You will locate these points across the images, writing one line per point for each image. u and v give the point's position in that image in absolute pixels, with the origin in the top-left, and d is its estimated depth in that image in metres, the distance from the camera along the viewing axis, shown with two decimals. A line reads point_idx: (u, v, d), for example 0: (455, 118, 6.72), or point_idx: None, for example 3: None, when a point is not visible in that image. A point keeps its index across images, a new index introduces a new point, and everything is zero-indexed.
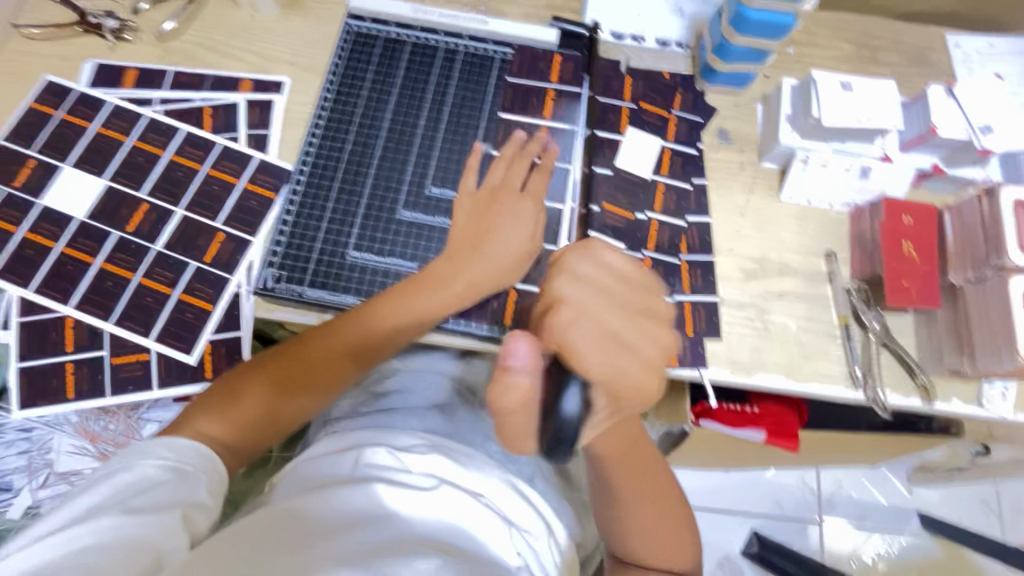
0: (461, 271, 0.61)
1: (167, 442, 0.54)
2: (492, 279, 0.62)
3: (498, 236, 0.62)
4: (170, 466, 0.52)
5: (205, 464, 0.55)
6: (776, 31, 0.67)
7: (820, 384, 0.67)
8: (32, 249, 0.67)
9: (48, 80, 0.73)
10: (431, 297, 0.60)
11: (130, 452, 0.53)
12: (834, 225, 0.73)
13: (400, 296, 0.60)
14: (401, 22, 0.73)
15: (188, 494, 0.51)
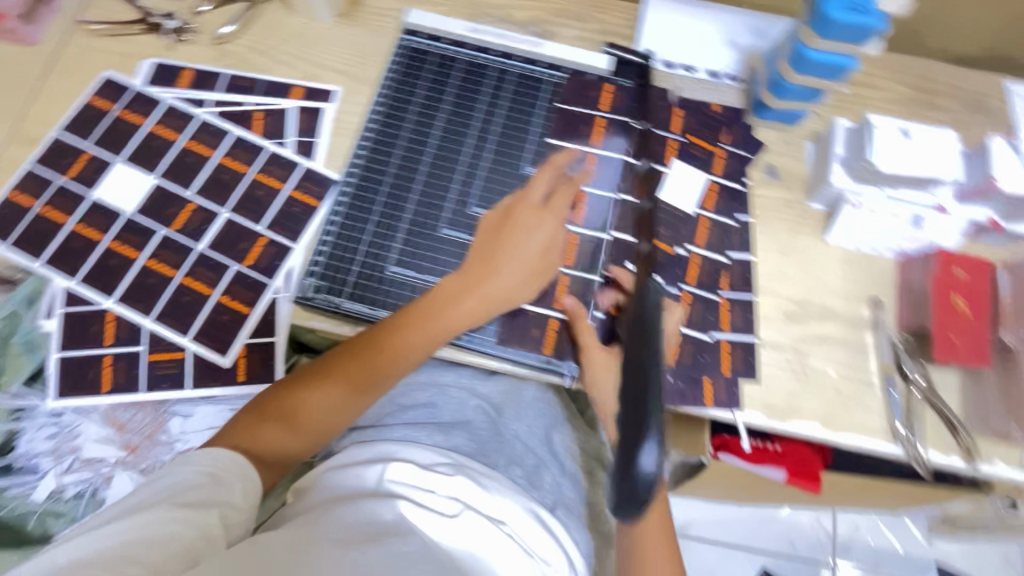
0: (481, 284, 0.60)
1: (206, 452, 0.55)
2: (513, 292, 0.61)
3: (519, 250, 0.61)
4: (207, 472, 0.53)
5: (240, 473, 0.54)
6: (835, 72, 0.65)
7: (859, 436, 0.65)
8: (81, 241, 0.68)
9: (108, 76, 0.75)
10: (452, 309, 0.60)
11: (174, 460, 0.54)
12: (881, 271, 0.71)
13: (420, 310, 0.60)
14: (455, 40, 0.74)
15: (223, 500, 0.51)
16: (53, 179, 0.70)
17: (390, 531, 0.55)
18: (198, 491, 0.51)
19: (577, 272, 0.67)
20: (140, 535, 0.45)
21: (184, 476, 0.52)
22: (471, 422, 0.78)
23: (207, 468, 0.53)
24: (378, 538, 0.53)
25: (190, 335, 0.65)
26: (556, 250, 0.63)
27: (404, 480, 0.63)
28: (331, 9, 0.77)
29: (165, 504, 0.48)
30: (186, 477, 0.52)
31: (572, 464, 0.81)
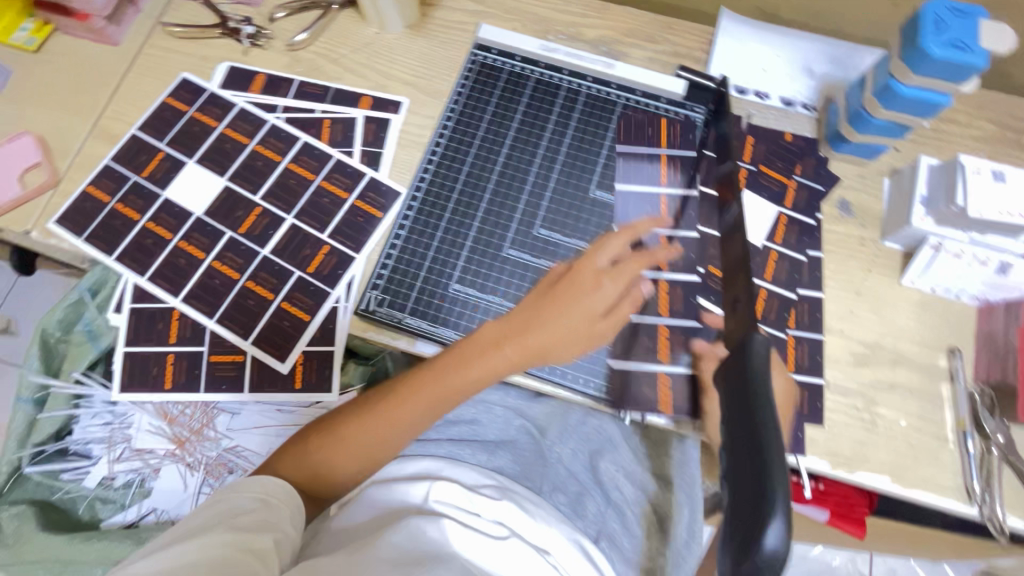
0: (520, 337, 0.53)
1: (258, 479, 0.56)
2: (553, 352, 0.53)
3: (568, 309, 0.53)
4: (259, 498, 0.54)
5: (288, 501, 0.56)
6: (925, 109, 0.62)
7: (929, 492, 0.62)
8: (151, 239, 0.70)
9: (184, 77, 0.77)
10: (488, 362, 0.54)
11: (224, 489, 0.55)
12: (959, 319, 0.67)
13: (457, 357, 0.55)
14: (527, 57, 0.74)
15: (276, 526, 0.52)
16: (128, 176, 0.72)
17: (431, 555, 0.54)
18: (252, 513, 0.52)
19: (678, 321, 0.65)
20: (196, 555, 0.45)
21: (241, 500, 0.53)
22: (515, 441, 0.78)
23: (263, 493, 0.55)
24: (419, 561, 0.52)
25: (251, 338, 0.66)
26: (615, 317, 0.54)
27: (450, 501, 0.62)
28: (404, 20, 0.77)
29: (219, 527, 0.49)
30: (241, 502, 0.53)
31: (619, 496, 0.76)
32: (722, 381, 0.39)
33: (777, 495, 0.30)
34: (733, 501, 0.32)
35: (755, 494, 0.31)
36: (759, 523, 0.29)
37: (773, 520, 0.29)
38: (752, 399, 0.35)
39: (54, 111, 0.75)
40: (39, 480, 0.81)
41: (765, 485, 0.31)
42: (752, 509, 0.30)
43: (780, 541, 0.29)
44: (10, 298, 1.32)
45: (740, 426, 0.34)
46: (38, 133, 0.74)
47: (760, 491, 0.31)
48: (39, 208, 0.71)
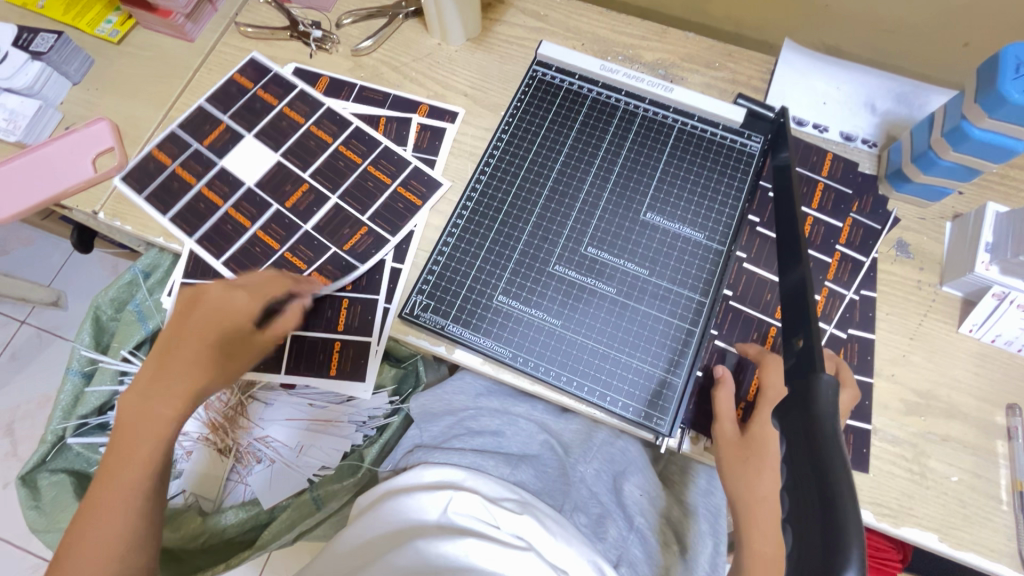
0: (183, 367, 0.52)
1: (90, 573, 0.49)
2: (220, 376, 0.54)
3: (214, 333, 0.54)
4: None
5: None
6: (1000, 155, 0.60)
7: (979, 554, 0.58)
8: (204, 204, 0.72)
9: (252, 56, 0.79)
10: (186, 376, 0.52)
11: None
12: (1019, 375, 0.64)
13: (121, 418, 0.53)
14: (585, 76, 0.75)
15: None
16: (191, 143, 0.75)
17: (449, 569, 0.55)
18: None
19: (744, 307, 0.65)
20: None
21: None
22: (539, 457, 0.79)
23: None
24: None
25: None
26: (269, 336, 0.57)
27: (469, 512, 0.64)
28: (466, 33, 0.79)
29: None
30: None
31: (643, 521, 0.75)
32: (786, 426, 0.39)
33: (850, 541, 0.29)
34: (801, 548, 0.31)
35: (826, 541, 0.29)
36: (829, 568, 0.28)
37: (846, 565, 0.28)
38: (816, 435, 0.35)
39: (130, 100, 0.79)
40: (78, 450, 0.84)
41: (838, 529, 0.29)
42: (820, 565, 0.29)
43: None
44: (61, 275, 1.39)
45: (807, 471, 0.34)
46: (113, 120, 0.78)
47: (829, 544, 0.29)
48: (106, 190, 0.75)
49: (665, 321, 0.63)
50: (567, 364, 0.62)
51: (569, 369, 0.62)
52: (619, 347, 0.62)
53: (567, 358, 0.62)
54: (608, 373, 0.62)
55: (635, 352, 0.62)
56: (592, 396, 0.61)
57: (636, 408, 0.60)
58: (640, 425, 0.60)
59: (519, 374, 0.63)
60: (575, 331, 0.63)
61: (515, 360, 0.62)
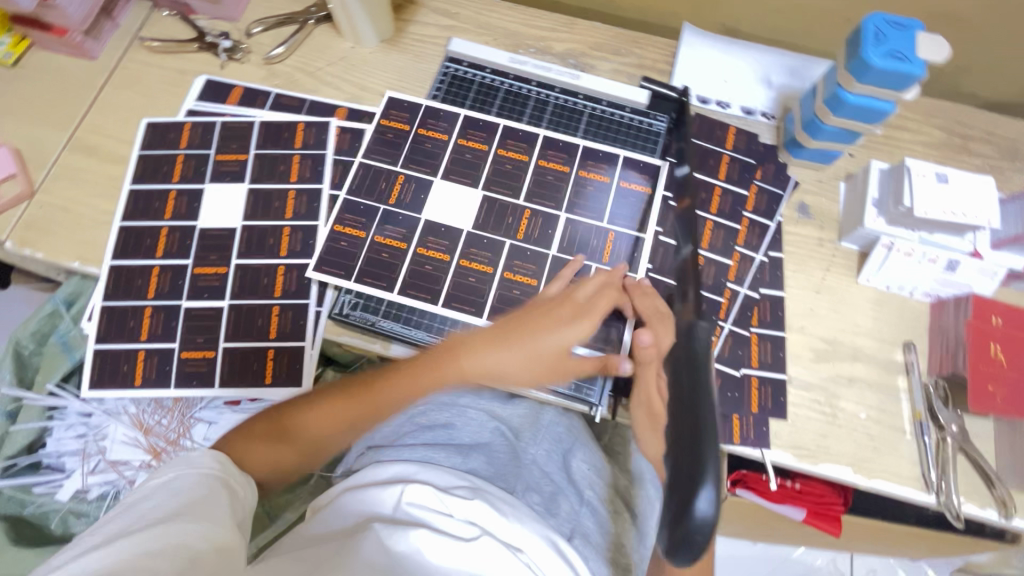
0: (487, 354, 0.59)
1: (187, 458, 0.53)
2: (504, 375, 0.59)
3: (538, 342, 0.58)
4: (216, 477, 0.53)
5: (239, 481, 0.55)
6: (873, 115, 0.66)
7: (889, 481, 0.64)
8: (166, 286, 0.69)
9: (149, 123, 0.76)
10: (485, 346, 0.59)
11: (176, 462, 0.53)
12: (913, 315, 0.71)
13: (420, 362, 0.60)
14: (496, 69, 0.78)
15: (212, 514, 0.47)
16: (144, 262, 0.70)
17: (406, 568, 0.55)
18: (200, 489, 0.50)
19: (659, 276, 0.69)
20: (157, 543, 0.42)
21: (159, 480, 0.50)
22: (490, 445, 0.79)
23: (196, 469, 0.52)
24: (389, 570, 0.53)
25: (232, 302, 0.68)
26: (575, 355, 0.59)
27: (422, 503, 0.64)
28: (378, 34, 0.80)
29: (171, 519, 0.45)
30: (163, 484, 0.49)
31: (592, 493, 0.79)
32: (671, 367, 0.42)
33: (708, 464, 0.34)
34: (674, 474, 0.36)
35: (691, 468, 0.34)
36: (692, 493, 0.34)
37: (704, 486, 0.34)
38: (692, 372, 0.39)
39: (31, 122, 0.76)
40: (10, 494, 0.81)
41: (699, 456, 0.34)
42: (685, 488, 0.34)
43: (710, 505, 0.34)
44: None
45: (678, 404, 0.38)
46: (13, 145, 0.75)
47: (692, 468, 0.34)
48: (15, 217, 0.72)
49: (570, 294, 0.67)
50: None
51: None
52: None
53: None
54: None
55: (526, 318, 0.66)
56: None
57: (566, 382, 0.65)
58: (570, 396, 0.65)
59: None
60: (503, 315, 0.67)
61: None
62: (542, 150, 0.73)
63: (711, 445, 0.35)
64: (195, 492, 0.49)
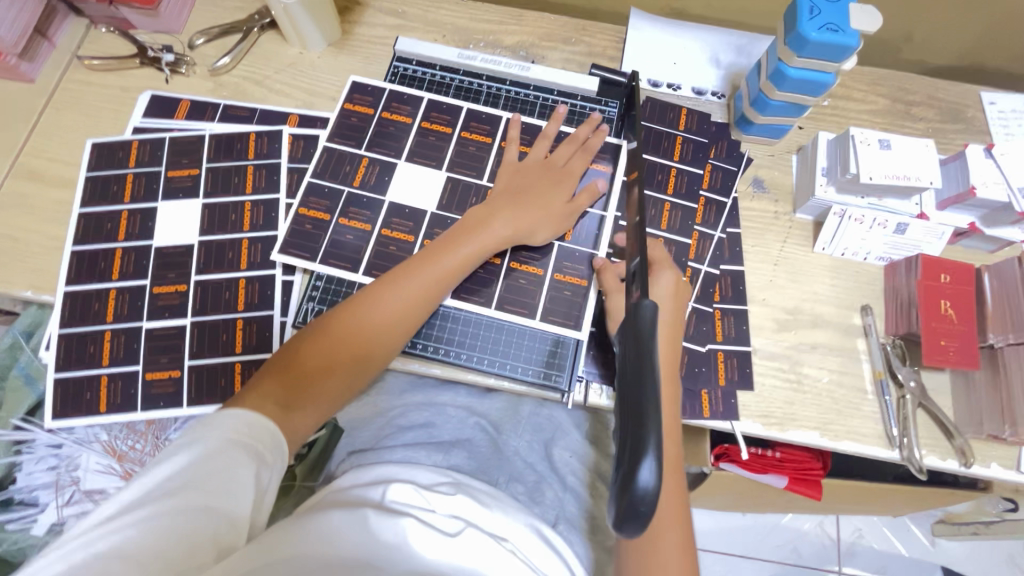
0: (497, 220, 0.65)
1: (230, 417, 0.50)
2: (518, 234, 0.66)
3: (538, 199, 0.67)
4: (235, 441, 0.48)
5: (274, 445, 0.51)
6: (816, 89, 0.67)
7: (854, 441, 0.66)
8: (124, 308, 0.68)
9: (93, 143, 0.75)
10: (494, 215, 0.65)
11: (202, 425, 0.49)
12: (868, 280, 0.73)
13: (429, 251, 0.63)
14: (446, 65, 0.78)
15: (220, 494, 0.44)
16: (100, 285, 0.69)
17: (391, 556, 0.51)
18: (216, 461, 0.46)
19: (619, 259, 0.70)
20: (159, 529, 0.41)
21: (190, 439, 0.47)
22: (470, 440, 0.80)
23: (228, 435, 0.48)
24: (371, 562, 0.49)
25: (194, 319, 0.67)
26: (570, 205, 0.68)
27: (404, 500, 0.62)
28: (325, 38, 0.79)
29: (169, 503, 0.42)
30: (192, 449, 0.46)
31: (575, 480, 0.80)
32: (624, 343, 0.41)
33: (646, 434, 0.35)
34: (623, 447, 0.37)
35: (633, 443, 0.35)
36: (634, 465, 0.36)
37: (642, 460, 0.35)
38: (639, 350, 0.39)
39: None
40: None
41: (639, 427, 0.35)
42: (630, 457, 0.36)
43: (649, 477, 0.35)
44: None
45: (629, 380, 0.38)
46: None
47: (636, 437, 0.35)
48: None
49: (530, 272, 0.68)
50: (466, 343, 0.66)
51: (469, 347, 0.66)
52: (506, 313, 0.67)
53: (465, 338, 0.67)
54: (506, 343, 0.67)
55: (491, 310, 0.67)
56: (494, 367, 0.66)
57: (538, 372, 0.66)
58: (543, 386, 0.66)
59: (427, 361, 0.67)
60: (469, 311, 0.67)
61: (415, 347, 0.66)
62: (505, 130, 0.74)
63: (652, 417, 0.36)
64: (210, 465, 0.45)
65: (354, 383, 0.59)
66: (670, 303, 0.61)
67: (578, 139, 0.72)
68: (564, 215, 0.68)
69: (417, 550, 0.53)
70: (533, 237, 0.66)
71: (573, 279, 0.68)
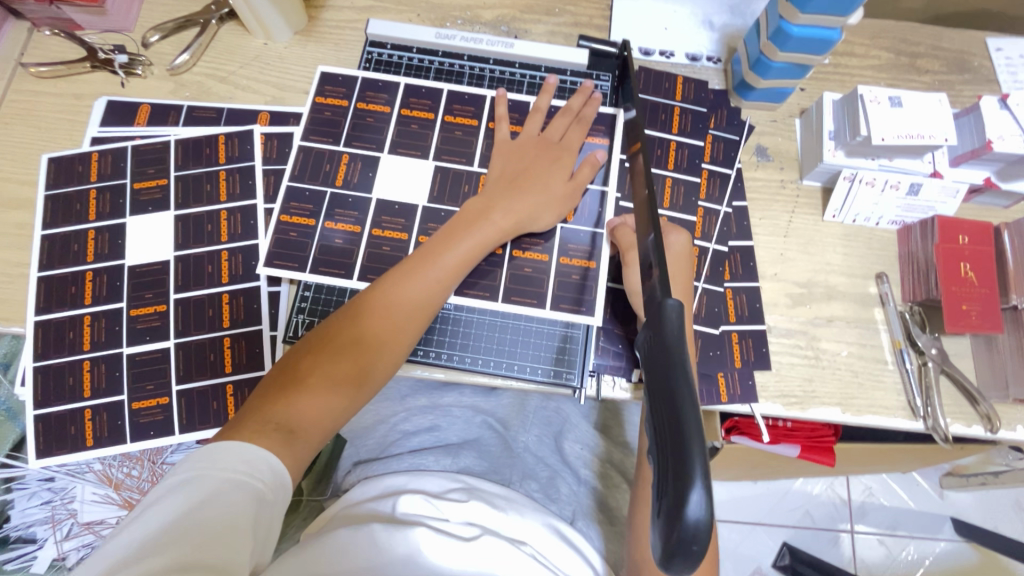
0: (495, 208, 0.61)
1: (226, 449, 0.46)
2: (520, 220, 0.62)
3: (536, 180, 0.63)
4: (229, 478, 0.45)
5: (275, 482, 0.47)
6: (820, 46, 0.62)
7: (877, 415, 0.64)
8: (101, 334, 0.64)
9: (49, 158, 0.69)
10: (491, 204, 0.61)
11: (196, 459, 0.46)
12: (882, 246, 0.70)
13: (426, 247, 0.59)
14: (423, 48, 0.73)
15: (211, 539, 0.41)
16: (73, 311, 0.64)
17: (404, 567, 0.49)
18: (211, 501, 0.43)
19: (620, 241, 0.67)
20: None
21: (184, 479, 0.44)
22: (479, 439, 0.78)
23: (224, 473, 0.45)
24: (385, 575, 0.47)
25: (177, 341, 0.63)
26: (572, 182, 0.64)
27: (416, 510, 0.59)
28: (290, 26, 0.73)
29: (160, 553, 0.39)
30: (183, 492, 0.43)
31: (587, 471, 0.79)
32: (646, 342, 0.34)
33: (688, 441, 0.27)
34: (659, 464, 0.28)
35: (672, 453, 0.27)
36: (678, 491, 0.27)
37: (691, 486, 0.26)
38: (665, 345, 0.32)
39: None
40: None
41: (678, 433, 0.28)
42: (671, 479, 0.27)
43: (703, 510, 0.25)
44: None
45: (655, 383, 0.31)
46: None
47: (677, 451, 0.27)
48: None
49: (534, 259, 0.64)
50: (468, 346, 0.63)
51: (473, 350, 0.63)
52: (509, 310, 0.64)
53: (467, 340, 0.63)
54: (510, 343, 0.63)
55: (494, 307, 0.63)
56: (502, 368, 0.63)
57: (546, 370, 0.62)
58: (555, 385, 0.62)
59: (430, 367, 0.63)
60: (469, 312, 0.64)
61: (415, 353, 0.63)
62: (491, 110, 0.69)
63: (691, 422, 0.28)
64: (203, 506, 0.42)
65: (366, 392, 0.55)
66: (682, 262, 0.59)
67: (572, 111, 0.68)
68: (567, 193, 0.64)
69: (431, 559, 0.50)
70: (536, 221, 0.63)
71: (578, 262, 0.64)
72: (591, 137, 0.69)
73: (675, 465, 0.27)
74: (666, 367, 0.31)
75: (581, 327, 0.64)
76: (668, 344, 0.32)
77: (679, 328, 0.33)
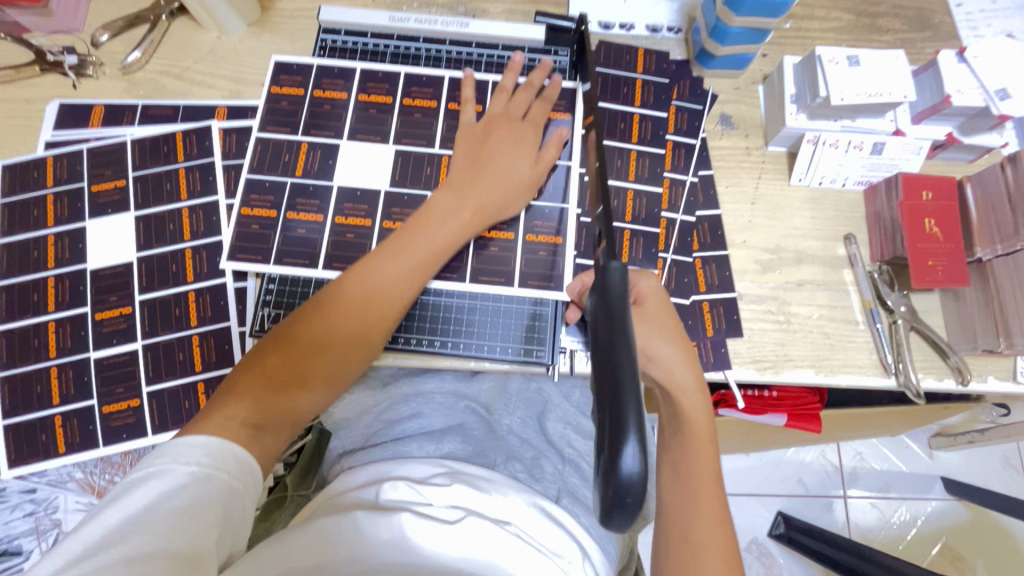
0: (458, 191, 0.60)
1: (187, 443, 0.46)
2: (486, 202, 0.60)
3: (498, 160, 0.62)
4: (196, 472, 0.44)
5: (242, 474, 0.47)
6: (775, 8, 0.61)
7: (850, 374, 0.65)
8: (68, 339, 0.63)
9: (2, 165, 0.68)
10: (453, 188, 0.60)
11: (158, 455, 0.45)
12: (848, 207, 0.70)
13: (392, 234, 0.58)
14: (379, 32, 0.72)
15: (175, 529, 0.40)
16: (36, 318, 0.63)
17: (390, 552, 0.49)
18: (177, 494, 0.43)
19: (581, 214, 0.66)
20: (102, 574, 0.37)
21: (148, 475, 0.44)
22: (464, 424, 0.74)
23: (189, 467, 0.45)
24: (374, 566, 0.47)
25: (145, 342, 0.63)
26: (536, 163, 0.63)
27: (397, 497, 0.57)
28: (242, 18, 0.72)
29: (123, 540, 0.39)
30: (147, 486, 0.43)
31: (572, 451, 0.75)
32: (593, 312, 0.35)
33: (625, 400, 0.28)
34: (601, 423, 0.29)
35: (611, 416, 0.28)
36: (615, 448, 0.27)
37: (625, 442, 0.27)
38: (609, 309, 0.32)
39: None
40: None
41: (616, 391, 0.28)
42: (609, 438, 0.28)
43: (635, 465, 0.26)
44: None
45: (599, 350, 0.31)
46: None
47: (614, 412, 0.28)
48: None
49: (500, 238, 0.64)
50: (438, 330, 0.63)
51: (442, 332, 0.63)
52: (477, 291, 0.63)
53: (436, 323, 0.63)
54: (480, 324, 0.63)
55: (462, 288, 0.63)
56: (472, 350, 0.63)
57: (516, 349, 0.63)
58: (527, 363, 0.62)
59: (401, 354, 0.63)
60: (437, 295, 0.63)
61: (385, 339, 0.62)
62: (450, 91, 0.69)
63: (628, 379, 0.28)
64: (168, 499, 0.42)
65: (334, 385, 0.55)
66: (662, 305, 0.57)
67: (534, 87, 0.66)
68: (531, 174, 0.63)
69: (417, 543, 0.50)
70: (502, 204, 0.61)
71: (546, 238, 0.64)
72: (555, 114, 0.68)
73: (611, 424, 0.27)
74: (608, 331, 0.31)
75: (554, 303, 0.64)
76: (610, 309, 0.32)
77: (623, 289, 0.34)
